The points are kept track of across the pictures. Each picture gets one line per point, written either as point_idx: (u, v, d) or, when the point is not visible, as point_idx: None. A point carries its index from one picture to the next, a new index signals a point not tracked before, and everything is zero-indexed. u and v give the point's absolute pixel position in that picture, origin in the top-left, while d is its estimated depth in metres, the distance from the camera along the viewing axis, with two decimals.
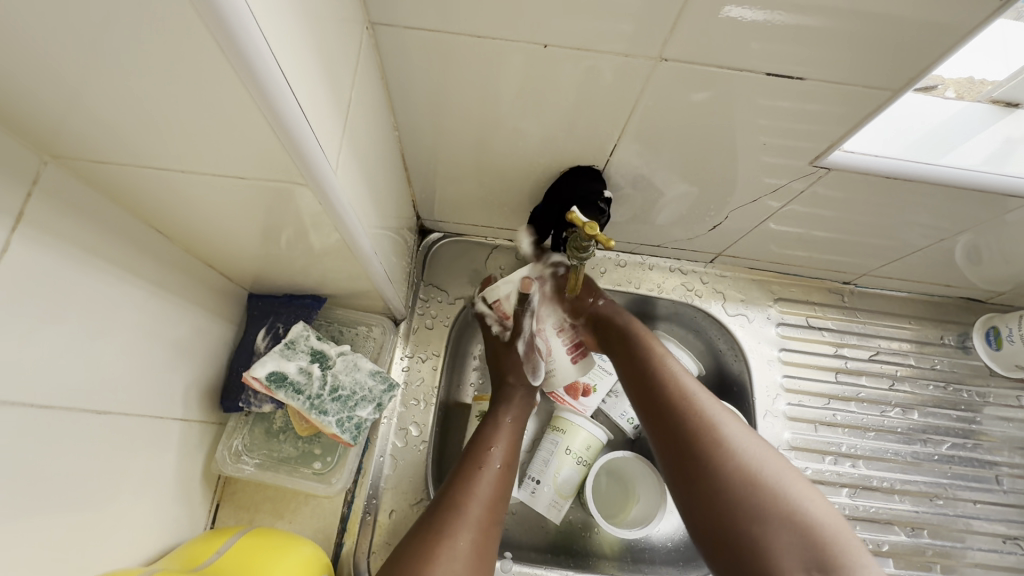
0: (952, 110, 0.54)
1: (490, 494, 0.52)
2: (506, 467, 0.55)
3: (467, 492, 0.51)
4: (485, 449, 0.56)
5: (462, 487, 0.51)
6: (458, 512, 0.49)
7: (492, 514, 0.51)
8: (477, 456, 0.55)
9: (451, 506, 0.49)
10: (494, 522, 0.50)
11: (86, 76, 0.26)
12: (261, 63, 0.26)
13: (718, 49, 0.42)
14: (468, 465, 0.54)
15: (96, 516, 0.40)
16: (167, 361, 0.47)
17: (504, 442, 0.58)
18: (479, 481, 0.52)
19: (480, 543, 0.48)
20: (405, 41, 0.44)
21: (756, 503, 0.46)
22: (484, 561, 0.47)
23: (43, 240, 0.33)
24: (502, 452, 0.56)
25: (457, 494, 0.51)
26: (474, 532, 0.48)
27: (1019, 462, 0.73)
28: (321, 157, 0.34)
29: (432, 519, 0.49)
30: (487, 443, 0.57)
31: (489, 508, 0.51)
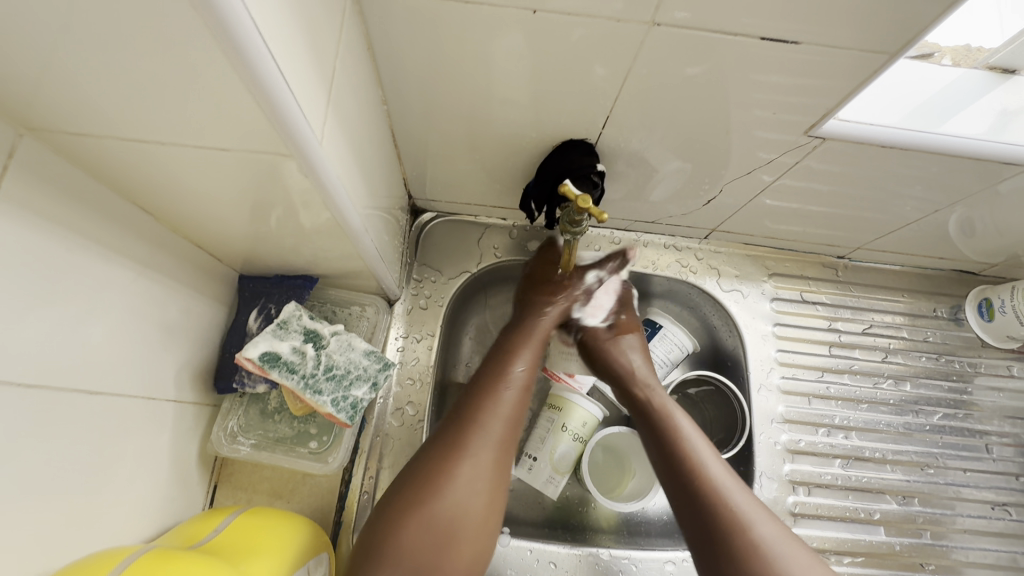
0: (949, 78, 0.53)
1: (512, 412, 0.52)
2: (528, 373, 0.56)
3: (486, 406, 0.51)
4: (508, 362, 0.55)
5: (481, 405, 0.51)
6: (479, 427, 0.50)
7: (511, 427, 0.51)
8: (500, 369, 0.55)
9: (470, 425, 0.50)
10: (504, 451, 0.50)
11: (55, 41, 0.25)
12: (237, 24, 0.25)
13: (712, 15, 0.40)
14: (490, 377, 0.54)
15: (90, 498, 0.39)
16: (158, 342, 0.46)
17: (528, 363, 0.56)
18: (497, 404, 0.52)
19: (499, 454, 0.49)
20: (390, 9, 0.42)
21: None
22: (501, 472, 0.49)
23: (23, 216, 0.33)
24: (529, 363, 0.56)
25: (476, 410, 0.51)
26: (491, 446, 0.49)
27: (1008, 431, 0.74)
28: (304, 125, 0.33)
29: (452, 431, 0.49)
30: (513, 359, 0.56)
31: (508, 423, 0.51)
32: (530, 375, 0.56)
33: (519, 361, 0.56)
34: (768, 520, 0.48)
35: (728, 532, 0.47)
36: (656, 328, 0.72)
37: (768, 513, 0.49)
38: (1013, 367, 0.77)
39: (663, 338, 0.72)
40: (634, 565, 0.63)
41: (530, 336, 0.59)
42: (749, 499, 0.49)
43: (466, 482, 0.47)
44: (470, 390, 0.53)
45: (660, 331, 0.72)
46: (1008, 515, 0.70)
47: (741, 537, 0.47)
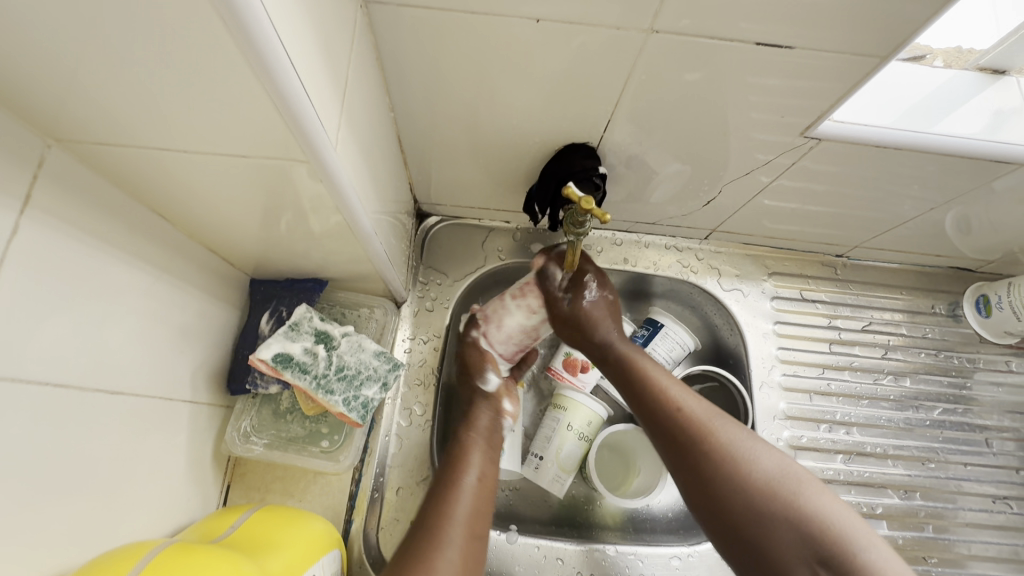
0: (942, 78, 0.55)
1: (469, 512, 0.49)
2: (481, 479, 0.53)
3: (447, 512, 0.49)
4: (459, 467, 0.54)
5: (441, 502, 0.50)
6: (441, 532, 0.47)
7: (473, 529, 0.48)
8: (451, 478, 0.53)
9: (431, 530, 0.47)
10: (476, 540, 0.48)
11: (88, 56, 0.27)
12: (262, 39, 0.26)
13: (708, 22, 0.42)
14: (443, 484, 0.52)
15: (111, 495, 0.41)
16: (174, 344, 0.48)
17: (478, 463, 0.55)
18: (456, 497, 0.50)
19: (463, 560, 0.46)
20: (398, 20, 0.44)
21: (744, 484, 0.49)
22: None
23: (51, 222, 0.34)
24: (480, 467, 0.54)
25: (437, 515, 0.49)
26: (457, 550, 0.46)
27: (1007, 425, 0.75)
28: (320, 130, 0.34)
29: (413, 542, 0.46)
30: (461, 465, 0.54)
31: (470, 524, 0.49)
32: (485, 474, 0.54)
33: (469, 468, 0.54)
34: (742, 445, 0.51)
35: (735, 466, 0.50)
36: (657, 327, 0.73)
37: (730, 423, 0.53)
38: (1011, 362, 0.78)
39: (665, 336, 0.72)
40: (640, 561, 0.64)
41: (473, 441, 0.57)
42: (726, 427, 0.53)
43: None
44: (432, 496, 0.51)
45: (662, 330, 0.73)
46: (1009, 508, 0.71)
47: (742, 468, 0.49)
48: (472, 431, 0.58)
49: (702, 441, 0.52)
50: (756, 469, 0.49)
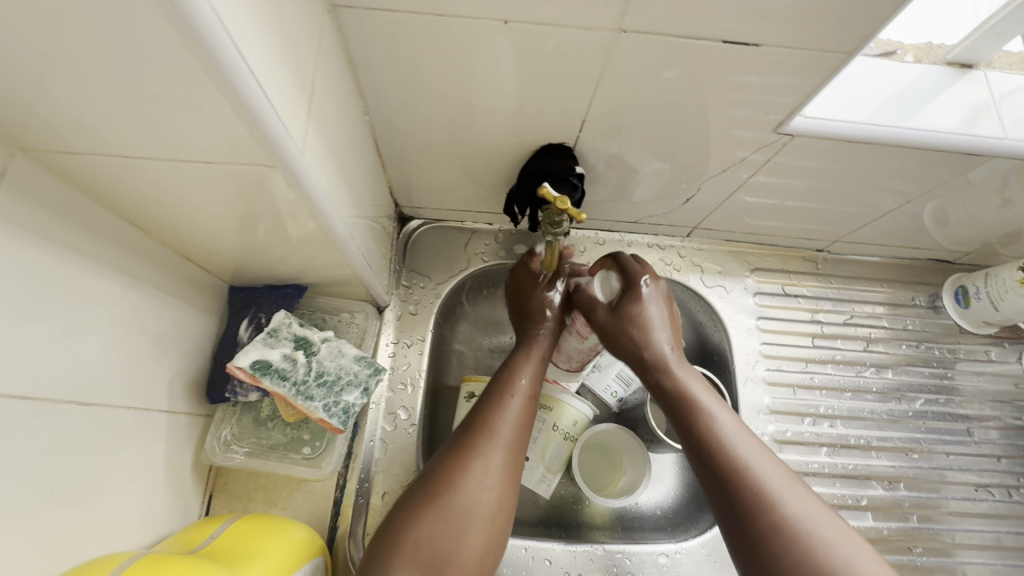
0: (912, 73, 0.56)
1: (518, 418, 0.52)
2: (533, 384, 0.56)
3: (500, 414, 0.51)
4: (513, 376, 0.56)
5: (490, 406, 0.52)
6: (494, 431, 0.50)
7: (521, 434, 0.51)
8: (506, 380, 0.55)
9: (484, 428, 0.50)
10: (522, 443, 0.51)
11: (45, 63, 0.26)
12: (217, 44, 0.26)
13: (675, 21, 0.42)
14: (500, 385, 0.54)
15: (86, 508, 0.40)
16: (150, 354, 0.47)
17: (533, 367, 0.57)
18: (509, 402, 0.53)
19: (510, 459, 0.49)
20: (367, 23, 0.44)
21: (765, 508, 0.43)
22: (511, 479, 0.48)
23: (16, 232, 0.34)
24: (532, 376, 0.56)
25: (491, 414, 0.51)
26: (506, 450, 0.49)
27: (989, 414, 0.76)
28: (285, 136, 0.34)
29: (467, 436, 0.50)
30: (515, 370, 0.56)
31: (519, 429, 0.51)
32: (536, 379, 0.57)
33: (522, 374, 0.56)
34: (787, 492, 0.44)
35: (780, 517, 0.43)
36: None
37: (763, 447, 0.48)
38: (991, 352, 0.79)
39: None
40: (628, 559, 0.64)
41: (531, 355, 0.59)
42: (774, 468, 0.46)
43: (480, 483, 0.46)
44: (485, 397, 0.53)
45: None
46: (991, 496, 0.72)
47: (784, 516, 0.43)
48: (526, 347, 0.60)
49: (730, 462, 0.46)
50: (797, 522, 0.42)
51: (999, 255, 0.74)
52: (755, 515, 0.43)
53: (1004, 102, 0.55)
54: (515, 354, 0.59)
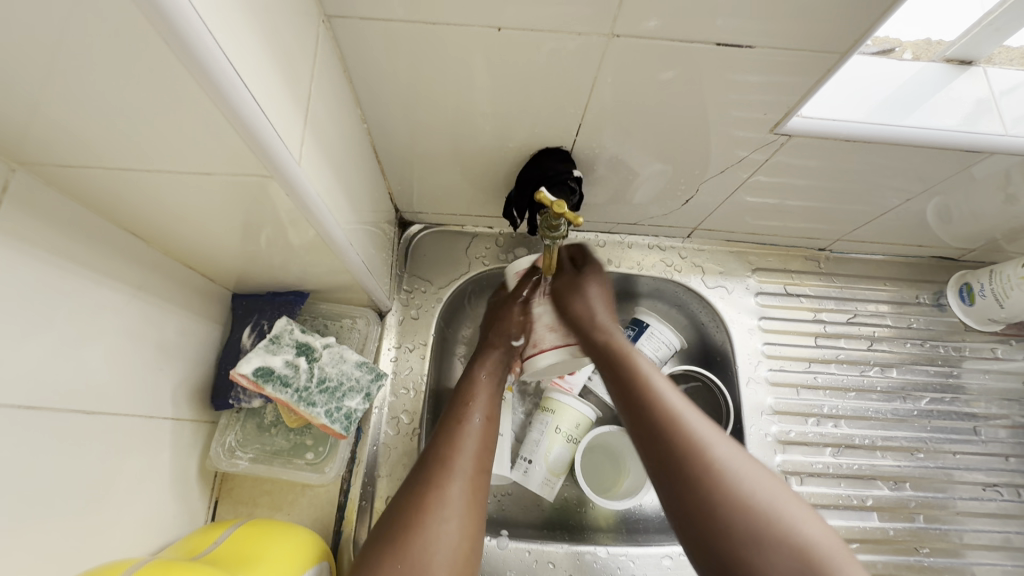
0: (910, 70, 0.55)
1: (474, 449, 0.52)
2: (488, 419, 0.56)
3: (455, 449, 0.52)
4: (466, 407, 0.56)
5: (445, 440, 0.53)
6: (449, 468, 0.50)
7: (479, 466, 0.52)
8: (458, 414, 0.56)
9: (439, 462, 0.51)
10: (482, 472, 0.52)
11: (44, 80, 0.27)
12: (211, 60, 0.27)
13: (668, 24, 0.42)
14: (451, 419, 0.55)
15: (92, 514, 0.41)
16: (154, 361, 0.48)
17: (485, 396, 0.58)
18: (462, 435, 0.53)
19: (470, 492, 0.49)
20: (363, 33, 0.44)
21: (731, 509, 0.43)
22: (474, 509, 0.49)
23: (19, 244, 0.34)
24: (486, 409, 0.57)
25: (446, 450, 0.52)
26: (464, 483, 0.49)
27: (996, 412, 0.75)
28: (281, 147, 0.34)
29: (424, 475, 0.50)
30: (468, 401, 0.57)
31: (477, 461, 0.52)
32: (489, 408, 0.57)
33: (475, 409, 0.56)
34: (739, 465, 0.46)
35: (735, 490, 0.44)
36: (643, 327, 0.73)
37: (725, 440, 0.49)
38: (997, 349, 0.78)
39: (650, 336, 0.73)
40: (632, 561, 0.64)
41: (480, 382, 0.60)
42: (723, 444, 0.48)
43: (443, 518, 0.47)
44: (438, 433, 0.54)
45: (647, 329, 0.73)
46: (999, 495, 0.71)
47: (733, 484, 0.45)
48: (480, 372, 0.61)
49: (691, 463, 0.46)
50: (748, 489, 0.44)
51: (1004, 251, 0.74)
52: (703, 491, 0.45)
53: (1005, 99, 0.55)
54: (466, 384, 0.60)
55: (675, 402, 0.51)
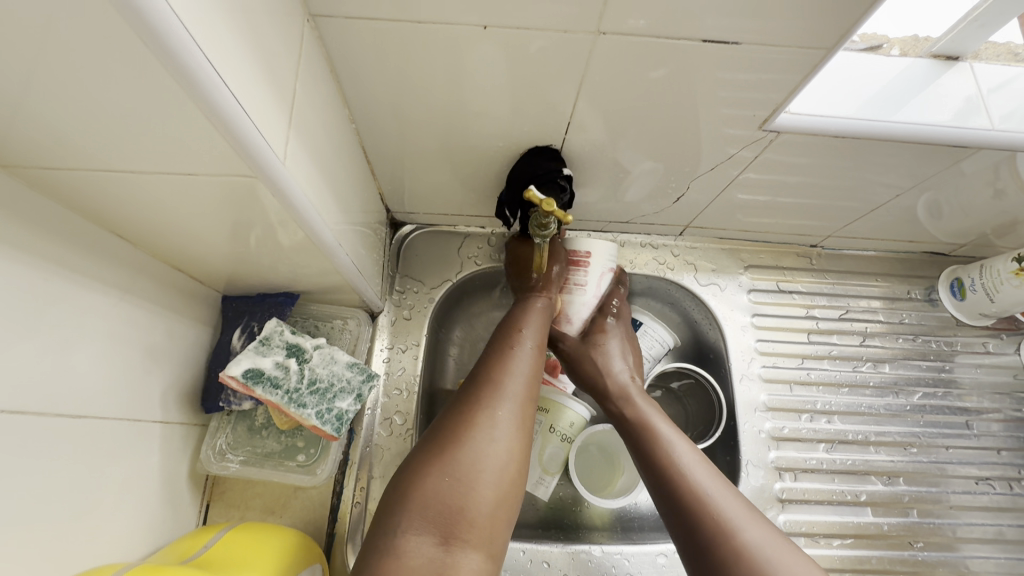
0: (898, 65, 0.56)
1: (525, 373, 0.52)
2: (537, 346, 0.56)
3: (506, 369, 0.52)
4: (518, 332, 0.57)
5: (497, 364, 0.53)
6: (500, 387, 0.50)
7: (529, 389, 0.52)
8: (509, 339, 0.56)
9: (492, 384, 0.50)
10: (531, 397, 0.52)
11: (22, 81, 0.27)
12: (190, 59, 0.27)
13: (654, 21, 0.42)
14: (502, 343, 0.55)
15: (79, 520, 0.40)
16: (143, 365, 0.47)
17: (536, 324, 0.58)
18: (514, 360, 0.53)
19: (520, 412, 0.49)
20: (349, 32, 0.44)
21: None
22: (523, 428, 0.49)
23: (0, 247, 0.34)
24: (536, 336, 0.57)
25: (496, 371, 0.52)
26: (514, 406, 0.49)
27: (988, 406, 0.76)
28: (264, 147, 0.34)
29: (473, 393, 0.50)
30: (519, 328, 0.57)
31: (527, 384, 0.52)
32: (540, 336, 0.58)
33: (527, 336, 0.56)
34: (742, 520, 0.47)
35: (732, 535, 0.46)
36: (636, 326, 0.73)
37: (757, 519, 0.47)
38: (988, 344, 0.78)
39: (643, 335, 0.73)
40: (626, 560, 0.64)
41: (532, 313, 0.60)
42: (726, 494, 0.49)
43: (491, 437, 0.46)
44: (489, 356, 0.54)
45: (641, 328, 0.73)
46: (992, 489, 0.71)
47: (733, 538, 0.45)
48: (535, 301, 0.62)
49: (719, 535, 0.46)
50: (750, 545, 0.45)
51: (994, 246, 0.74)
52: (708, 549, 0.46)
53: (992, 96, 0.55)
54: (518, 312, 0.61)
55: (698, 467, 0.51)
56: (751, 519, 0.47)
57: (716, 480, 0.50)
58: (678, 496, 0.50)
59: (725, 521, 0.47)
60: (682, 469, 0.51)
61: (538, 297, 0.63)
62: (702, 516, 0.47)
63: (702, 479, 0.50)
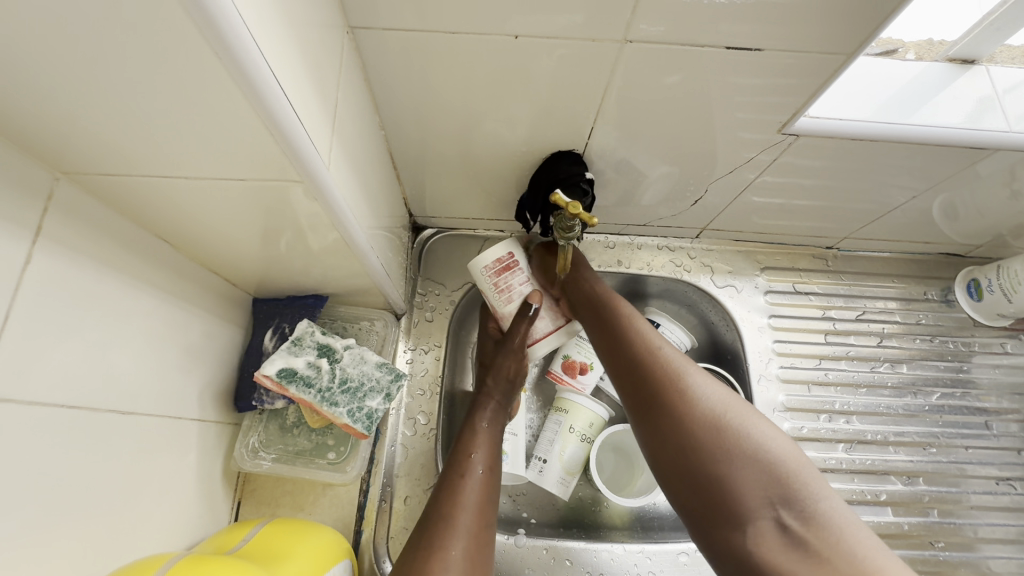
0: (914, 69, 0.57)
1: (476, 503, 0.52)
2: (489, 472, 0.56)
3: (456, 504, 0.51)
4: (467, 458, 0.56)
5: (447, 497, 0.52)
6: (451, 526, 0.49)
7: (481, 521, 0.51)
8: (461, 465, 0.55)
9: (443, 521, 0.49)
10: (485, 527, 0.51)
11: (93, 93, 0.29)
12: (254, 70, 0.28)
13: (678, 29, 0.44)
14: (452, 473, 0.54)
15: (122, 514, 0.42)
16: (181, 364, 0.49)
17: (485, 447, 0.58)
18: (465, 490, 0.53)
19: (474, 550, 0.48)
20: (383, 42, 0.46)
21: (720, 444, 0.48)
22: (477, 572, 0.47)
23: (60, 250, 0.36)
24: (487, 460, 0.56)
25: (448, 505, 0.51)
26: (468, 541, 0.48)
27: (1007, 406, 0.76)
28: (311, 153, 0.36)
29: (424, 537, 0.49)
30: (469, 452, 0.57)
31: (479, 517, 0.51)
32: (489, 456, 0.57)
33: (478, 460, 0.56)
34: (716, 399, 0.51)
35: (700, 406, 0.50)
36: (654, 327, 0.74)
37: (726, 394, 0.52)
38: (1006, 344, 0.78)
39: (661, 336, 0.74)
40: (648, 559, 0.65)
41: (481, 433, 0.59)
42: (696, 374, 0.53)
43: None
44: (440, 490, 0.53)
45: (658, 329, 0.74)
46: (1012, 489, 0.72)
47: (708, 413, 0.50)
48: (481, 421, 0.61)
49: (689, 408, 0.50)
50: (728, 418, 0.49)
51: (1011, 247, 0.75)
52: (679, 422, 0.50)
53: (1007, 96, 0.56)
54: (466, 435, 0.59)
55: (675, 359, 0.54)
56: (723, 395, 0.51)
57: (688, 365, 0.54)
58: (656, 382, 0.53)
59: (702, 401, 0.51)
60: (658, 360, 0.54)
61: (484, 414, 0.62)
62: (678, 397, 0.51)
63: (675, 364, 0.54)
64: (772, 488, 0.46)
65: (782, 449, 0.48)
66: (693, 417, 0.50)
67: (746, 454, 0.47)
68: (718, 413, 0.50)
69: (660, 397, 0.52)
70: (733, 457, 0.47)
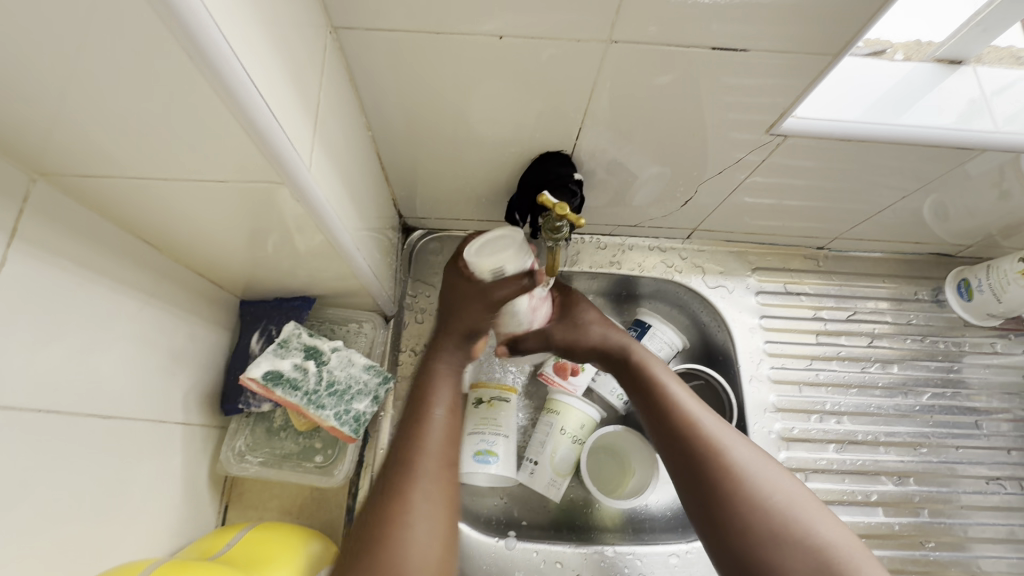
0: (904, 69, 0.57)
1: (442, 441, 0.50)
2: (450, 411, 0.52)
3: (417, 448, 0.49)
4: (426, 401, 0.52)
5: (409, 439, 0.49)
6: (412, 468, 0.47)
7: (447, 460, 0.49)
8: (419, 409, 0.52)
9: (401, 463, 0.47)
10: (452, 465, 0.49)
11: (66, 92, 0.28)
12: (229, 73, 0.28)
13: (664, 29, 0.44)
14: (411, 415, 0.51)
15: (105, 518, 0.41)
16: (165, 367, 0.49)
17: (447, 388, 0.54)
18: (426, 433, 0.50)
19: (438, 493, 0.46)
20: (367, 42, 0.45)
21: (722, 472, 0.48)
22: (448, 506, 0.46)
23: (38, 251, 0.35)
24: (448, 401, 0.53)
25: (408, 451, 0.48)
26: (431, 482, 0.47)
27: (998, 406, 0.76)
28: (292, 153, 0.36)
29: (388, 478, 0.47)
30: (429, 394, 0.53)
31: (442, 455, 0.49)
32: (453, 396, 0.54)
33: (437, 401, 0.52)
34: (764, 473, 0.48)
35: (701, 440, 0.50)
36: (645, 328, 0.74)
37: (742, 439, 0.51)
38: (996, 344, 0.79)
39: (652, 336, 0.74)
40: (638, 560, 0.65)
41: (439, 373, 0.55)
42: (744, 447, 0.50)
43: (410, 522, 0.44)
44: (400, 429, 0.51)
45: (650, 330, 0.74)
46: (1003, 489, 0.72)
47: (704, 436, 0.50)
48: (440, 364, 0.55)
49: (693, 437, 0.50)
50: (777, 499, 0.46)
51: (1001, 247, 0.75)
52: (727, 509, 0.46)
53: (995, 99, 0.56)
54: (423, 377, 0.55)
55: (686, 398, 0.54)
56: (769, 469, 0.48)
57: (735, 436, 0.51)
58: (701, 452, 0.49)
59: (755, 476, 0.47)
60: (700, 428, 0.51)
61: (445, 356, 0.56)
62: (722, 472, 0.48)
63: (716, 435, 0.50)
64: (768, 532, 0.44)
65: (834, 533, 0.44)
66: (744, 499, 0.46)
67: (796, 541, 0.43)
68: (780, 512, 0.45)
69: (705, 469, 0.48)
70: (788, 544, 0.43)
